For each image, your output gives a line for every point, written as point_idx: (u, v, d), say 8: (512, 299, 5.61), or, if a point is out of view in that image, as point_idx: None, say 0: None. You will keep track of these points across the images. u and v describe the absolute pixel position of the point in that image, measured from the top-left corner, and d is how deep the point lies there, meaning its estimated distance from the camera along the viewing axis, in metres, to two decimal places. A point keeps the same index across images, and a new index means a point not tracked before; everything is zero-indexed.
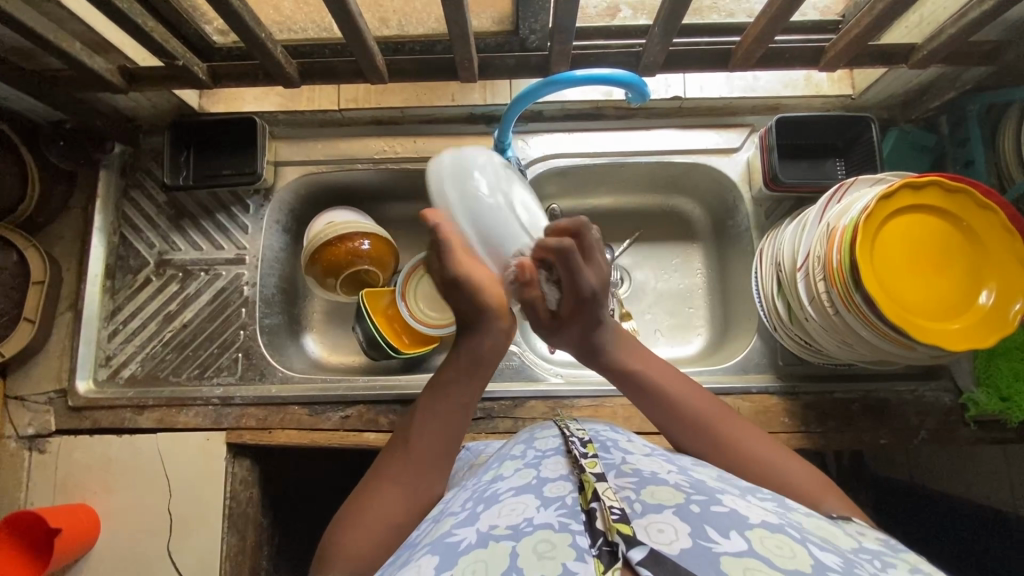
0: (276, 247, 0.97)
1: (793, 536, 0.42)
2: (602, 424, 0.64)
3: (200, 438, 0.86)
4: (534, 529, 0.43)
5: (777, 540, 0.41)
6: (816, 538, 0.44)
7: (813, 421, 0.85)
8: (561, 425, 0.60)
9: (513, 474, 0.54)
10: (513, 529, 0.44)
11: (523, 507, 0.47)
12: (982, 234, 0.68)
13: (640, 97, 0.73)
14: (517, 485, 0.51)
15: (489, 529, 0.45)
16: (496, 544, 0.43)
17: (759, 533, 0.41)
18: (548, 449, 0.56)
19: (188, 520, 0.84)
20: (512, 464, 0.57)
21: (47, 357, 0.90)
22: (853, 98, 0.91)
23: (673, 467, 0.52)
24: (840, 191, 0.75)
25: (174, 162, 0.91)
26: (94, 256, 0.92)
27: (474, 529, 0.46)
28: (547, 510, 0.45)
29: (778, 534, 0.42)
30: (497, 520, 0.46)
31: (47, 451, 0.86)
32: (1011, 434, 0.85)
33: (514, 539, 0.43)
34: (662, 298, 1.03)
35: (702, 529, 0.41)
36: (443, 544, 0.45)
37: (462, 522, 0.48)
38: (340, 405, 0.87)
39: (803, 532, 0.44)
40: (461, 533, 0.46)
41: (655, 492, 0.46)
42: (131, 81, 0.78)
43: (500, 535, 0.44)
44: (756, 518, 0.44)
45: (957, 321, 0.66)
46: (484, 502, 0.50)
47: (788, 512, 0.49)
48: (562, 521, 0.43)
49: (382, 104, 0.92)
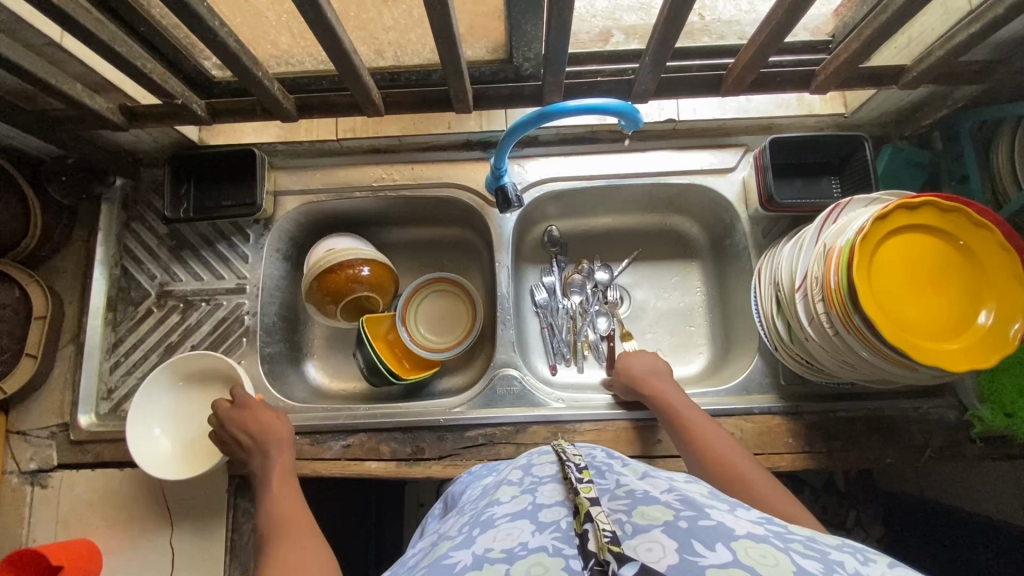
0: (276, 275, 0.98)
1: (778, 545, 0.42)
2: (599, 449, 0.62)
3: (202, 470, 0.86)
4: (528, 553, 0.43)
5: (762, 549, 0.41)
6: (802, 544, 0.43)
7: (817, 441, 0.84)
8: (558, 450, 0.60)
9: (510, 500, 0.53)
10: (507, 552, 0.44)
11: (518, 532, 0.46)
12: (978, 253, 0.67)
13: (633, 124, 0.72)
14: (512, 510, 0.51)
15: (484, 551, 0.45)
16: (490, 567, 0.42)
17: (744, 544, 0.41)
18: (545, 475, 0.56)
19: (191, 553, 0.84)
20: (509, 489, 0.56)
21: (49, 392, 0.90)
22: (845, 116, 0.91)
23: (667, 486, 0.51)
24: (835, 211, 0.76)
25: (174, 194, 0.92)
26: (96, 289, 0.93)
27: (470, 551, 0.45)
28: (542, 534, 0.45)
29: (763, 544, 0.41)
30: (493, 543, 0.46)
31: (50, 486, 0.86)
32: (1017, 451, 0.83)
33: (508, 562, 0.42)
34: (662, 318, 1.04)
35: (688, 544, 0.41)
36: (440, 566, 0.44)
37: (459, 545, 0.48)
38: (341, 434, 0.87)
39: (787, 540, 0.43)
40: (457, 555, 0.45)
41: (646, 511, 0.46)
42: (132, 118, 0.79)
43: (495, 557, 0.43)
44: (742, 530, 0.43)
45: (956, 341, 0.66)
46: (480, 526, 0.50)
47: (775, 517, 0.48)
48: (556, 545, 0.43)
49: (380, 134, 0.93)
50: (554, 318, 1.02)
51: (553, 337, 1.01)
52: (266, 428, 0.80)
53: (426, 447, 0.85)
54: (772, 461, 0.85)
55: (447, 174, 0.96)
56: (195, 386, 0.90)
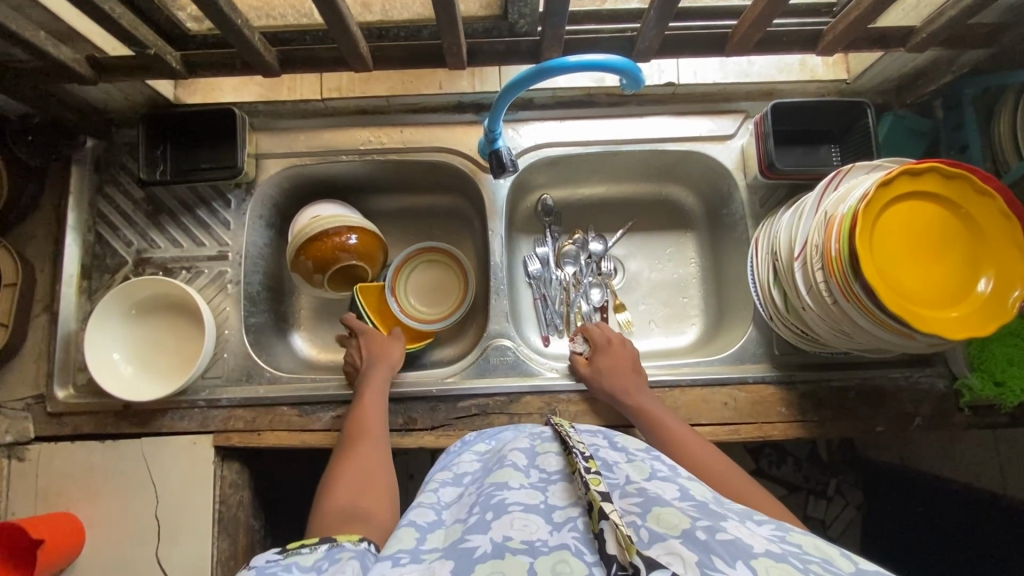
0: (260, 243, 0.94)
1: (796, 564, 0.43)
2: (600, 434, 0.68)
3: (186, 442, 0.84)
4: (551, 549, 0.47)
5: (782, 569, 0.42)
6: (819, 565, 0.44)
7: (810, 410, 0.84)
8: (561, 439, 0.64)
9: (519, 487, 0.56)
10: (527, 544, 0.48)
11: (534, 527, 0.51)
12: (980, 221, 0.66)
13: (635, 84, 0.69)
14: (524, 501, 0.54)
15: (503, 540, 0.49)
16: (512, 557, 0.47)
17: (764, 563, 0.42)
18: (552, 470, 0.60)
19: (177, 525, 0.82)
20: (514, 475, 0.59)
21: (23, 362, 0.86)
22: (848, 82, 0.89)
23: (678, 491, 0.53)
24: (837, 178, 0.74)
25: (150, 156, 0.87)
26: (70, 256, 0.88)
27: (488, 538, 0.50)
28: (560, 532, 0.49)
29: (782, 563, 0.43)
30: (510, 532, 0.50)
31: (27, 459, 0.83)
32: (1005, 420, 0.84)
33: (530, 555, 0.47)
34: (656, 289, 1.03)
35: (709, 559, 0.42)
36: (459, 551, 0.49)
37: (473, 528, 0.52)
38: (331, 405, 0.85)
39: (805, 559, 0.44)
40: (475, 539, 0.50)
41: (661, 515, 0.47)
42: (99, 70, 0.73)
43: (516, 548, 0.48)
44: (760, 547, 0.45)
45: (956, 309, 0.65)
46: (492, 510, 0.53)
47: (786, 535, 0.49)
48: (577, 546, 0.48)
49: (367, 94, 0.89)
50: (547, 289, 1.00)
51: (547, 309, 0.99)
52: (380, 350, 0.87)
53: (418, 417, 0.84)
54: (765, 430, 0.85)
55: (437, 138, 0.92)
56: (137, 306, 0.87)
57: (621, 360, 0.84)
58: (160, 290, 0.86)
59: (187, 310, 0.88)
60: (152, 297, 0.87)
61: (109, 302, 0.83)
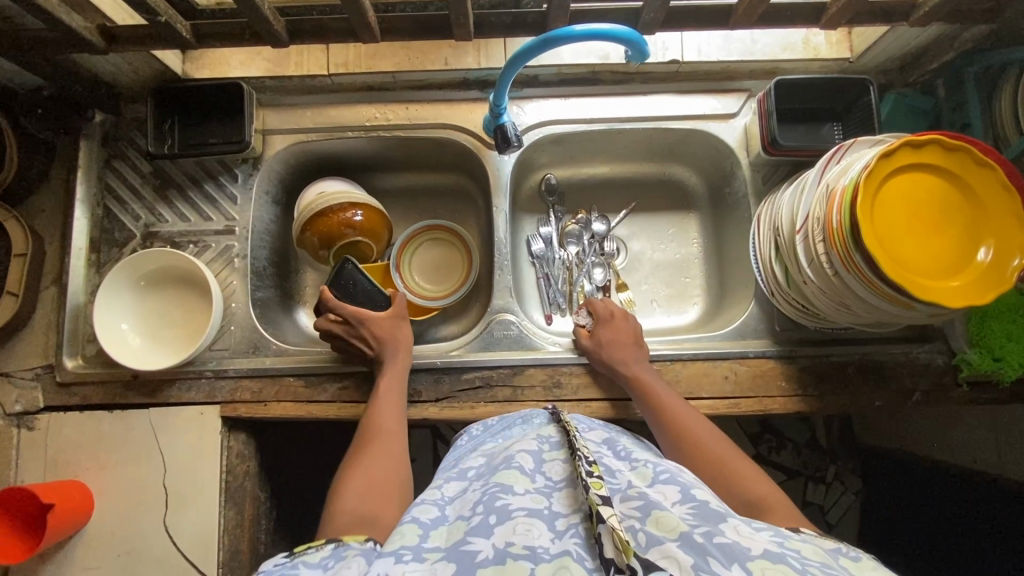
0: (266, 219, 0.95)
1: (792, 566, 0.46)
2: (602, 440, 0.71)
3: (194, 412, 0.85)
4: (552, 557, 0.49)
5: (777, 571, 0.45)
6: (818, 569, 0.47)
7: (810, 384, 0.85)
8: (567, 444, 0.64)
9: (525, 492, 0.58)
10: (529, 550, 0.49)
11: (537, 532, 0.52)
12: (980, 193, 0.67)
13: (640, 56, 0.69)
14: (528, 505, 0.55)
15: (505, 546, 0.50)
16: (513, 563, 0.48)
17: (760, 565, 0.45)
18: (557, 477, 0.61)
19: (185, 493, 0.83)
20: (518, 477, 0.60)
21: (33, 332, 0.87)
22: (851, 61, 0.90)
23: (679, 492, 0.56)
24: (838, 153, 0.75)
25: (158, 129, 0.88)
26: (78, 229, 0.89)
27: (490, 542, 0.51)
28: (561, 540, 0.51)
29: (778, 565, 0.46)
30: (512, 537, 0.51)
31: (37, 428, 0.84)
32: (1002, 395, 0.85)
33: (532, 561, 0.48)
34: (659, 269, 1.04)
35: (704, 561, 0.45)
36: (460, 553, 0.51)
37: (475, 530, 0.53)
38: (336, 376, 0.86)
39: (803, 563, 0.47)
40: (477, 543, 0.52)
41: (661, 519, 0.51)
42: (111, 41, 0.74)
43: (517, 553, 0.49)
44: (758, 549, 0.47)
45: (956, 279, 0.66)
46: (495, 513, 0.54)
47: (786, 541, 0.52)
48: (579, 553, 0.50)
49: (373, 69, 0.89)
50: (550, 268, 1.00)
51: (550, 288, 1.00)
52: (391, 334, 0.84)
53: (422, 389, 0.85)
54: (765, 404, 0.86)
55: (443, 114, 0.93)
56: (143, 280, 0.87)
57: (622, 334, 0.85)
58: (166, 262, 0.87)
59: (193, 281, 0.89)
60: (157, 270, 0.88)
61: (118, 272, 0.84)
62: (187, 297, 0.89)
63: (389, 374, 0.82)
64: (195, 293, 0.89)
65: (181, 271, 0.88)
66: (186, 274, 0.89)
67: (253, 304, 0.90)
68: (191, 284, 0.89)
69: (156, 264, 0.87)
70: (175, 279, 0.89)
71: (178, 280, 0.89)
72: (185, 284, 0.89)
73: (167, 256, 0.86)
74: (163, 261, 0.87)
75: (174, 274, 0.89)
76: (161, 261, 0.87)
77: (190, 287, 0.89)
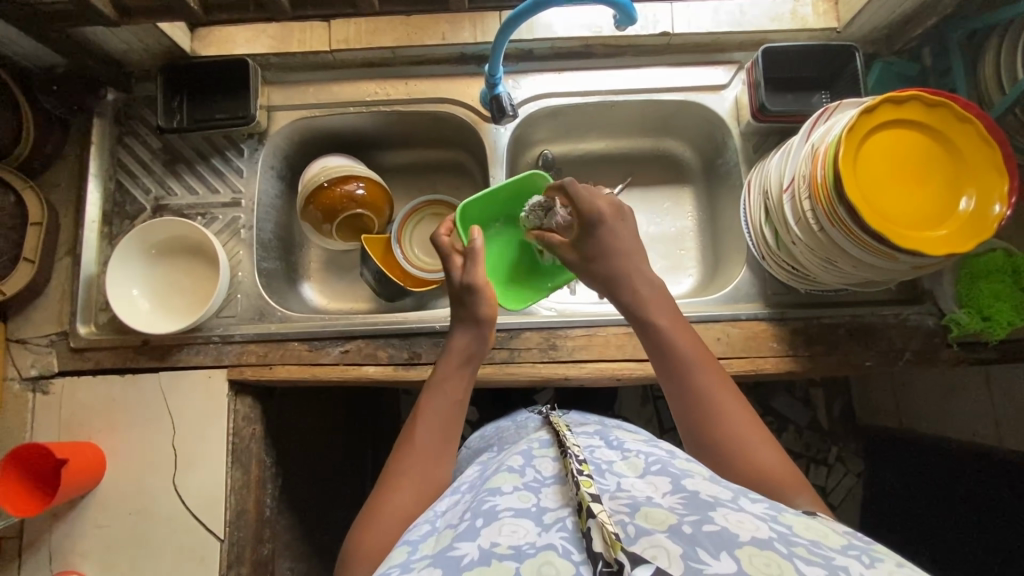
0: (271, 193, 0.98)
1: (782, 551, 0.44)
2: (597, 439, 0.67)
3: (202, 375, 0.88)
4: (537, 552, 0.47)
5: (766, 557, 0.43)
6: (805, 548, 0.45)
7: (801, 345, 0.87)
8: (559, 444, 0.62)
9: (512, 492, 0.55)
10: (514, 549, 0.47)
11: (523, 531, 0.49)
12: (961, 146, 0.69)
13: (628, 19, 0.72)
14: (515, 506, 0.53)
15: (491, 546, 0.48)
16: (499, 563, 0.46)
17: (749, 551, 0.43)
18: (546, 475, 0.58)
19: (192, 453, 0.86)
20: (509, 479, 0.58)
21: (48, 300, 0.91)
22: (838, 31, 0.92)
23: (670, 483, 0.54)
24: (824, 114, 0.76)
25: (167, 105, 0.92)
26: (92, 201, 0.93)
27: (475, 545, 0.49)
28: (549, 533, 0.48)
29: (767, 551, 0.44)
30: (498, 538, 0.49)
31: (51, 392, 0.88)
32: (991, 354, 0.86)
33: (517, 560, 0.46)
34: (654, 242, 1.06)
35: (693, 551, 0.43)
36: (446, 558, 0.48)
37: (462, 535, 0.51)
38: (339, 340, 0.89)
39: (791, 544, 0.45)
40: (463, 547, 0.49)
41: (649, 515, 0.48)
42: (123, 14, 0.78)
43: (502, 554, 0.47)
44: (747, 535, 0.45)
45: (942, 228, 0.68)
46: (483, 516, 0.52)
47: (779, 514, 0.50)
48: (565, 546, 0.47)
49: (373, 45, 0.92)
50: None
51: None
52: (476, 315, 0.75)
53: (422, 352, 0.88)
54: (757, 365, 0.88)
55: (442, 88, 0.96)
56: (151, 248, 0.90)
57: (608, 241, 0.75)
58: (173, 230, 0.90)
59: (200, 250, 0.92)
60: (165, 239, 0.91)
61: (131, 239, 0.88)
62: (194, 266, 0.93)
63: (449, 361, 0.73)
64: (202, 262, 0.93)
65: (189, 240, 0.91)
66: (194, 244, 0.92)
67: (259, 276, 0.93)
68: (199, 252, 0.92)
69: (165, 234, 0.90)
70: (184, 247, 0.92)
71: (185, 248, 0.92)
72: (193, 252, 0.92)
73: (175, 224, 0.89)
74: (172, 230, 0.90)
75: (182, 243, 0.92)
76: (169, 230, 0.90)
77: (198, 255, 0.92)
